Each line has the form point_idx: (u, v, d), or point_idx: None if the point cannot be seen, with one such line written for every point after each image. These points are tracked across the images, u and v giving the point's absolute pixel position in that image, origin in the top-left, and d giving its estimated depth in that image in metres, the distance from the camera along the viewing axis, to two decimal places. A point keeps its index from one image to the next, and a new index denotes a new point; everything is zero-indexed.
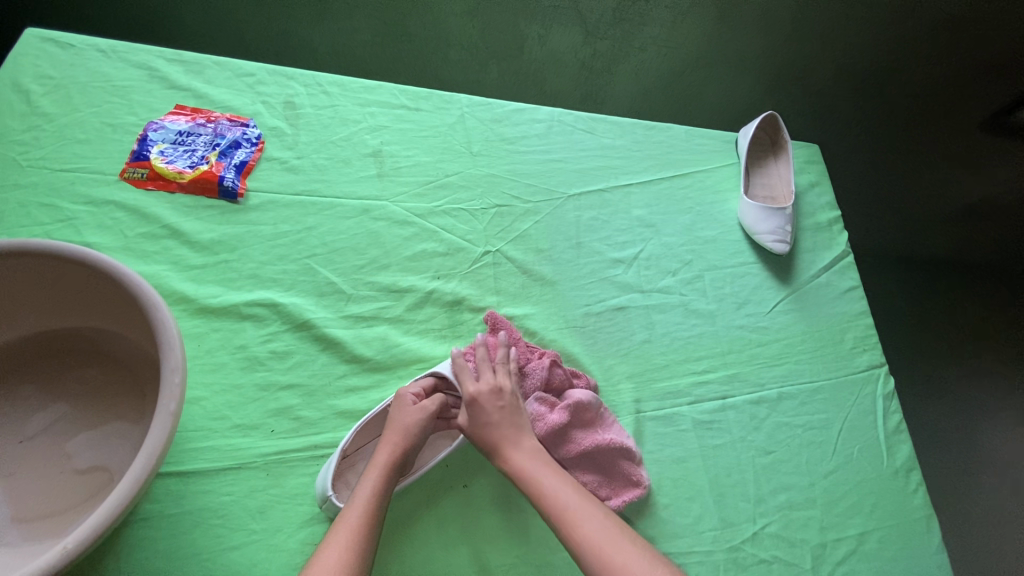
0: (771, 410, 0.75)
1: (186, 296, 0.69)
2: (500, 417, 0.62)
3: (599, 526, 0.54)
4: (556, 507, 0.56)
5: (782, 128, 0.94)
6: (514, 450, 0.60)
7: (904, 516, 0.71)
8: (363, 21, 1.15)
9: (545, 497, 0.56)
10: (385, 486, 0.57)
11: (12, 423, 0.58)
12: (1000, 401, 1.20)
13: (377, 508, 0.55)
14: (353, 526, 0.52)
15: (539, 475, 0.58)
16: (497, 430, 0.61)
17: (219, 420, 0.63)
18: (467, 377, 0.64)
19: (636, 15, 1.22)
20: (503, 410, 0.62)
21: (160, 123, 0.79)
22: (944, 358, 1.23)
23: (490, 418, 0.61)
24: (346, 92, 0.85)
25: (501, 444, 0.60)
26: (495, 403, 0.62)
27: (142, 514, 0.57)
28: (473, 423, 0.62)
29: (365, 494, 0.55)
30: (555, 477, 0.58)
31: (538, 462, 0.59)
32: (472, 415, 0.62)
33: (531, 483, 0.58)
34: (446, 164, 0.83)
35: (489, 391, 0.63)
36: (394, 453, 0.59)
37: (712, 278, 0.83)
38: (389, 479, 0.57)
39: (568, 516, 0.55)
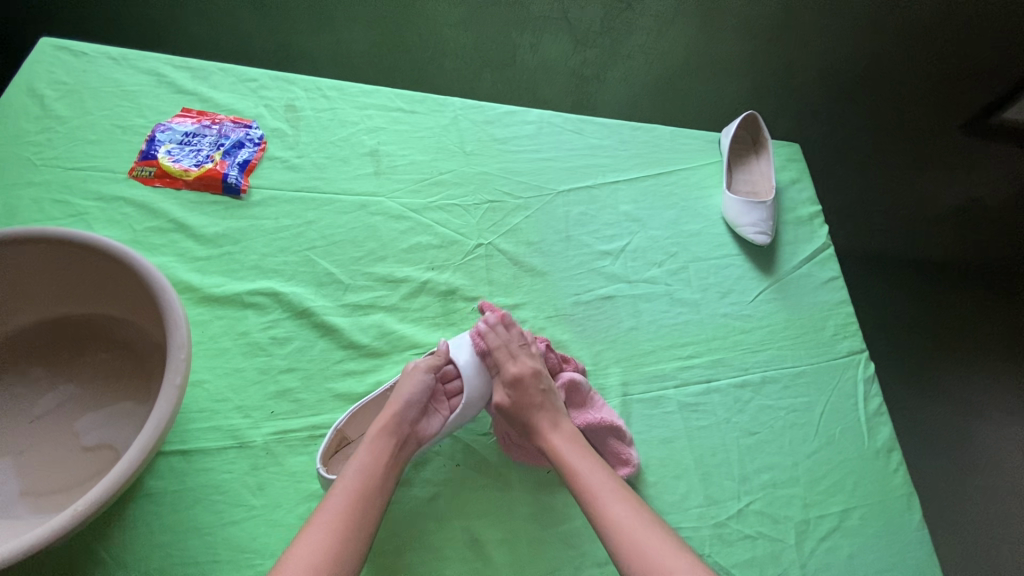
0: (755, 393, 0.77)
1: (191, 285, 0.72)
2: (537, 400, 0.64)
3: (630, 509, 0.55)
4: (590, 491, 0.57)
5: (761, 127, 0.98)
6: (551, 433, 0.63)
7: (886, 495, 0.73)
8: (361, 32, 1.20)
9: (581, 481, 0.58)
10: (377, 456, 0.58)
11: (25, 404, 0.61)
12: (986, 395, 1.22)
13: (372, 479, 0.56)
14: (349, 496, 0.54)
15: (574, 459, 0.60)
16: (534, 412, 0.64)
17: (221, 401, 0.65)
18: (506, 358, 0.66)
19: (623, 25, 1.24)
20: (541, 393, 0.65)
21: (167, 124, 0.83)
22: (933, 360, 1.25)
23: (530, 400, 0.64)
24: (344, 96, 0.90)
25: (541, 425, 0.63)
26: (535, 384, 0.65)
27: (147, 490, 0.60)
28: (515, 402, 0.64)
29: (358, 465, 0.57)
30: (591, 462, 0.60)
31: (575, 447, 0.62)
32: (514, 395, 0.64)
33: (568, 466, 0.60)
34: (440, 162, 0.87)
35: (529, 373, 0.65)
36: (384, 421, 0.60)
37: (697, 269, 0.86)
38: (385, 445, 0.59)
39: (602, 501, 0.56)
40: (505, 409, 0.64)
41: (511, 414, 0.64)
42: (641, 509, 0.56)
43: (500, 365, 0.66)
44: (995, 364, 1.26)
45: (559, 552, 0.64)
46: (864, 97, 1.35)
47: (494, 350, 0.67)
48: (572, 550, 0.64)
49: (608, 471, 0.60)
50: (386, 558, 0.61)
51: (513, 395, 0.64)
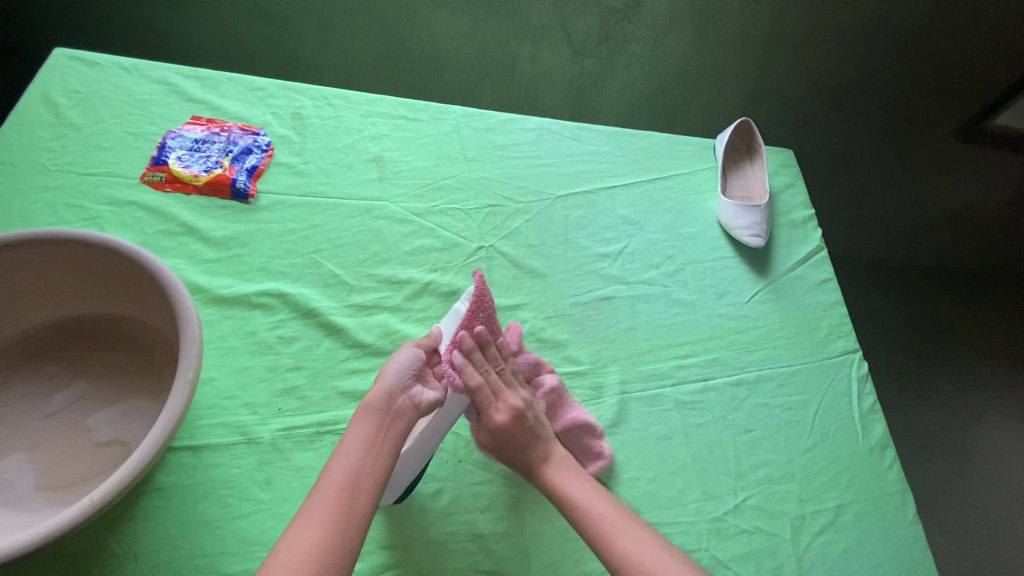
0: (750, 391, 0.79)
1: (200, 286, 0.74)
2: (526, 439, 0.63)
3: (637, 539, 0.56)
4: (591, 523, 0.58)
5: (755, 133, 1.00)
6: (545, 467, 0.63)
7: (880, 491, 0.75)
8: (365, 43, 1.23)
9: (583, 512, 0.59)
10: (365, 438, 0.55)
11: (40, 401, 0.63)
12: (979, 397, 1.24)
13: (361, 462, 0.53)
14: (338, 483, 0.51)
15: (572, 490, 0.61)
16: (525, 454, 0.63)
17: (229, 399, 0.67)
18: (489, 401, 0.62)
19: (620, 35, 1.26)
20: (529, 432, 0.63)
21: (177, 132, 0.85)
22: (927, 363, 1.27)
23: (519, 443, 0.63)
24: (349, 105, 0.93)
25: (532, 461, 0.63)
26: (521, 426, 0.63)
27: (158, 485, 0.61)
28: (504, 442, 0.63)
29: (346, 450, 0.54)
30: (590, 492, 0.61)
31: (571, 478, 0.62)
32: (502, 437, 0.63)
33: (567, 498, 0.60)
34: (442, 168, 0.90)
35: (512, 418, 0.62)
36: (369, 400, 0.57)
37: (693, 271, 0.88)
38: (372, 426, 0.55)
39: (608, 532, 0.57)
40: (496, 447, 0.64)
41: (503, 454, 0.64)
42: (644, 536, 0.57)
43: (482, 411, 0.62)
44: (987, 367, 1.28)
45: (559, 545, 0.65)
46: (855, 104, 1.35)
47: (472, 393, 0.61)
48: (572, 543, 0.66)
49: (608, 498, 0.60)
50: (391, 552, 0.62)
51: (502, 438, 0.63)
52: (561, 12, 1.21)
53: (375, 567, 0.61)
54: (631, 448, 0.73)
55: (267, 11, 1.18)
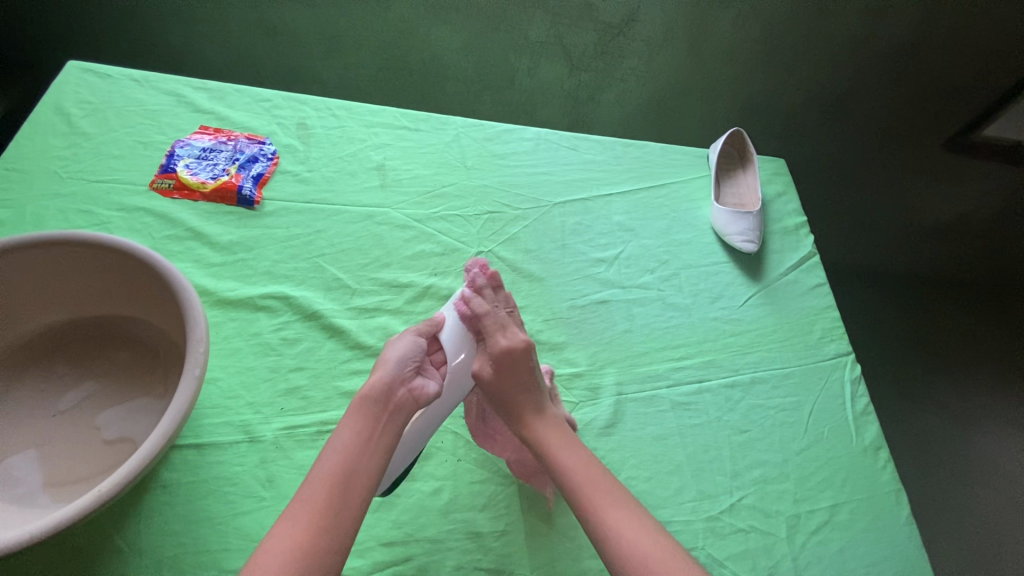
0: (745, 393, 0.80)
1: (206, 289, 0.76)
2: (523, 380, 0.63)
3: (623, 510, 0.56)
4: (580, 486, 0.58)
5: (747, 143, 1.03)
6: (538, 421, 0.63)
7: (873, 491, 0.75)
8: (367, 58, 1.26)
9: (572, 480, 0.58)
10: (360, 432, 0.55)
11: (51, 399, 0.65)
12: (974, 404, 1.25)
13: (354, 458, 0.53)
14: (330, 479, 0.51)
15: (562, 450, 0.61)
16: (517, 400, 0.63)
17: (233, 398, 0.68)
18: (496, 330, 0.64)
19: (615, 50, 1.28)
20: (526, 373, 0.63)
21: (185, 141, 0.88)
22: (925, 371, 1.28)
23: (514, 382, 0.63)
24: (353, 116, 0.96)
25: (525, 412, 0.63)
26: (523, 362, 0.63)
27: (162, 481, 0.62)
28: (500, 380, 0.63)
29: (339, 445, 0.54)
30: (580, 458, 0.60)
31: (563, 440, 0.62)
32: (499, 371, 0.63)
33: (556, 462, 0.60)
34: (443, 176, 0.92)
35: (518, 347, 0.63)
36: (365, 393, 0.57)
37: (688, 276, 0.90)
38: (369, 418, 0.55)
39: (595, 499, 0.57)
40: (488, 388, 0.64)
41: (495, 400, 0.64)
42: (632, 510, 0.56)
43: (488, 333, 0.64)
44: (982, 373, 1.29)
45: (558, 543, 0.66)
46: (852, 111, 1.39)
47: (481, 318, 0.65)
48: (570, 541, 0.66)
49: (600, 472, 0.59)
50: (391, 549, 0.63)
51: (498, 374, 0.63)
52: (558, 27, 1.24)
53: (376, 563, 0.62)
54: (628, 448, 0.74)
55: (273, 27, 1.22)
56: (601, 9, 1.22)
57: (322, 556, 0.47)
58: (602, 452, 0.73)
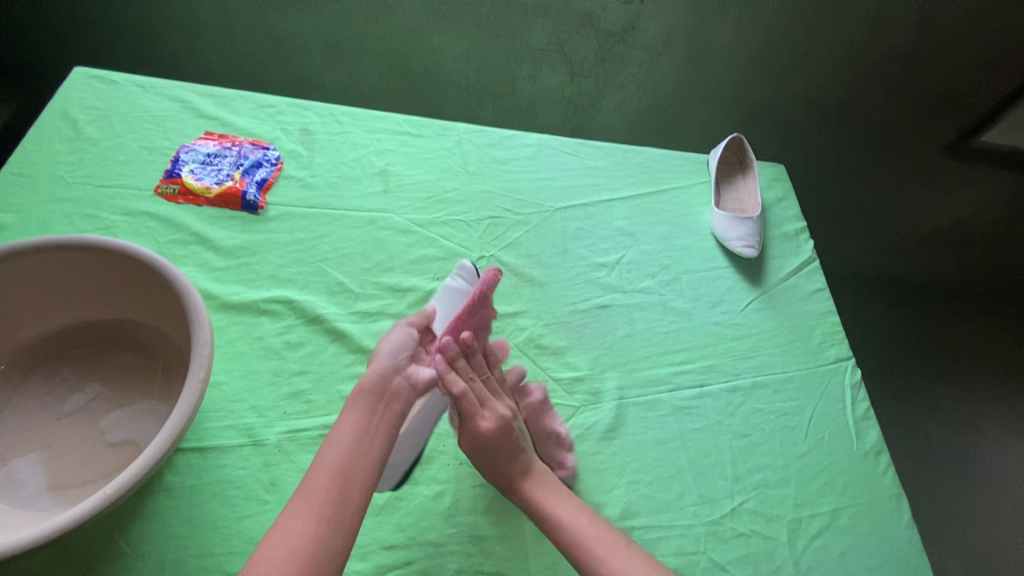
0: (746, 397, 0.81)
1: (210, 293, 0.76)
2: (509, 452, 0.62)
3: (623, 561, 0.56)
4: (575, 540, 0.58)
5: (747, 149, 1.05)
6: (526, 482, 0.62)
7: (874, 495, 0.76)
8: (370, 64, 1.28)
9: (569, 536, 0.58)
10: (358, 422, 0.56)
11: (55, 402, 0.65)
12: (974, 410, 1.26)
13: (353, 448, 0.54)
14: (331, 470, 0.52)
15: (555, 507, 0.61)
16: (507, 470, 0.62)
17: (237, 402, 0.69)
18: (473, 414, 0.62)
19: (616, 57, 1.30)
20: (511, 446, 0.62)
21: (190, 146, 0.89)
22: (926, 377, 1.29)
23: (500, 456, 0.62)
24: (356, 122, 0.97)
25: (513, 478, 0.62)
26: (506, 439, 0.62)
27: (166, 484, 0.63)
28: (484, 458, 0.63)
29: (338, 436, 0.55)
30: (573, 511, 0.60)
31: (551, 494, 0.62)
32: (482, 452, 0.62)
33: (552, 519, 0.60)
34: (445, 182, 0.93)
35: (499, 427, 0.62)
36: (361, 383, 0.58)
37: (688, 280, 0.91)
38: (366, 408, 0.56)
39: (593, 553, 0.57)
40: (478, 460, 0.63)
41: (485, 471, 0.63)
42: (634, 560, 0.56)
43: (466, 416, 0.62)
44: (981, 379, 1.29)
45: (559, 546, 0.66)
46: (849, 119, 1.40)
47: (457, 400, 0.62)
48: None
49: (595, 522, 0.59)
50: (393, 553, 0.63)
51: (484, 451, 0.62)
52: (559, 34, 1.26)
53: (378, 567, 0.62)
54: (629, 452, 0.74)
55: (277, 34, 1.23)
56: (601, 17, 1.25)
57: (326, 545, 0.48)
58: (603, 456, 0.73)
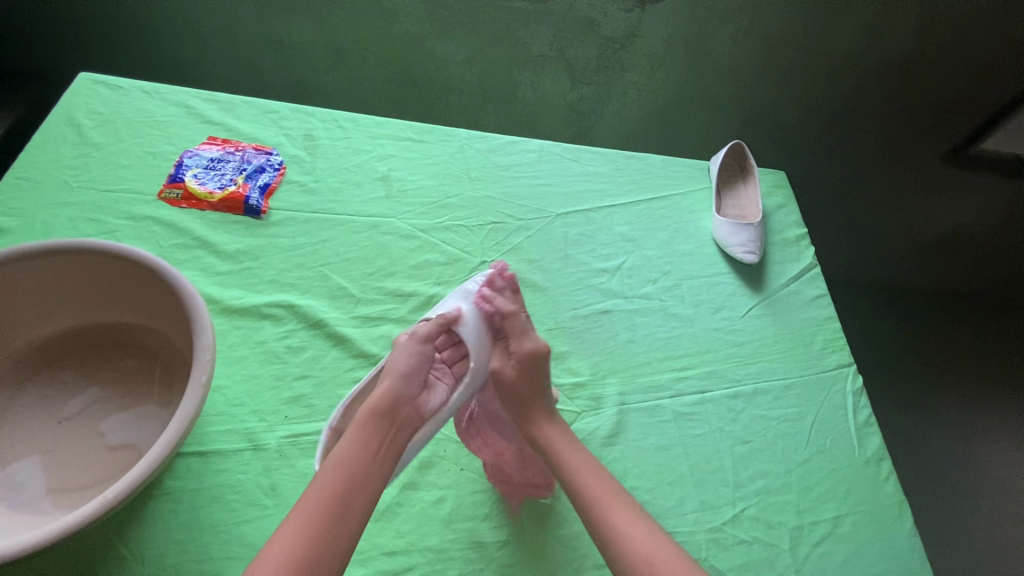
0: (747, 403, 0.80)
1: (212, 297, 0.76)
2: (538, 386, 0.64)
3: (636, 519, 0.57)
4: (590, 495, 0.59)
5: (748, 155, 1.05)
6: (549, 427, 0.64)
7: (876, 503, 0.75)
8: (373, 70, 1.28)
9: (578, 487, 0.60)
10: (360, 448, 0.55)
11: (56, 406, 0.65)
12: (977, 416, 1.25)
13: (350, 474, 0.53)
14: (324, 493, 0.52)
15: (572, 459, 0.62)
16: (533, 403, 0.64)
17: (238, 406, 0.69)
18: (520, 333, 0.65)
19: (617, 63, 1.29)
20: (542, 379, 0.64)
21: (194, 151, 0.89)
22: (928, 386, 1.29)
23: (526, 387, 0.64)
24: (358, 127, 0.97)
25: (539, 416, 0.64)
26: (544, 364, 0.65)
27: (166, 489, 0.63)
28: (522, 382, 0.64)
29: (335, 457, 0.54)
30: (589, 466, 0.61)
31: (569, 443, 0.63)
32: (523, 374, 0.64)
33: (566, 470, 0.61)
34: (447, 187, 0.93)
35: (541, 349, 0.65)
36: (374, 405, 0.57)
37: (689, 286, 0.91)
38: (372, 433, 0.56)
39: (607, 509, 0.58)
40: (503, 388, 0.64)
41: (506, 402, 0.64)
42: (640, 521, 0.57)
43: (512, 335, 0.65)
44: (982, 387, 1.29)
45: (559, 555, 0.66)
46: (849, 125, 1.40)
47: (506, 317, 0.65)
48: (572, 552, 0.66)
49: (608, 479, 0.61)
50: (392, 558, 0.63)
51: (517, 376, 0.64)
52: (561, 41, 1.25)
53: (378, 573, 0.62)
54: (630, 458, 0.74)
55: (280, 40, 1.24)
56: (603, 24, 1.24)
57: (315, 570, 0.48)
58: (605, 461, 0.73)
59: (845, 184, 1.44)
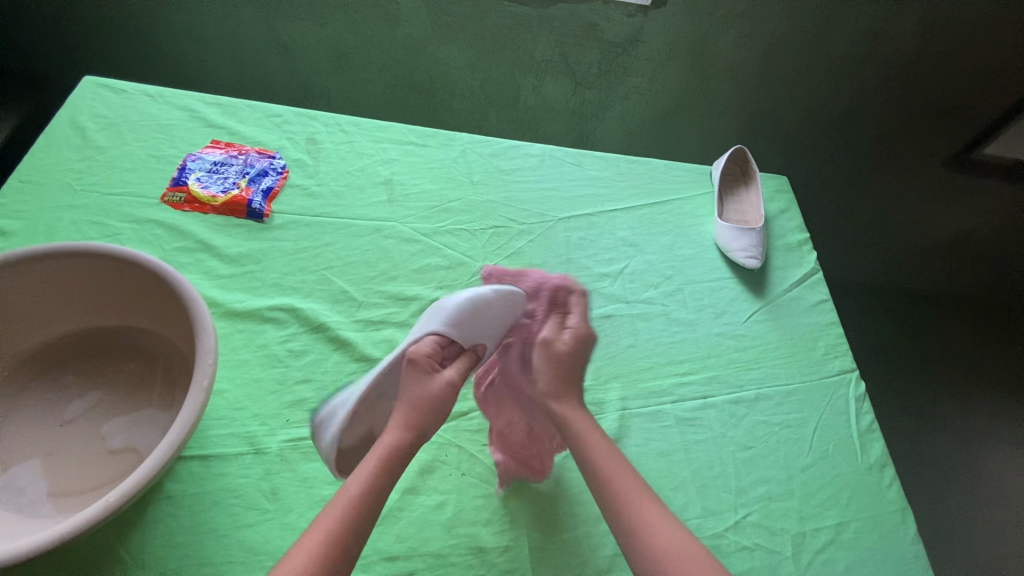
0: (749, 409, 0.80)
1: (214, 301, 0.76)
2: (575, 368, 0.67)
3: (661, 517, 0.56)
4: (614, 492, 0.58)
5: (749, 160, 1.06)
6: (579, 413, 0.64)
7: (879, 510, 0.75)
8: (376, 74, 1.29)
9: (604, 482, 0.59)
10: (379, 489, 0.55)
11: (57, 409, 0.65)
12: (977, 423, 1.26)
13: (360, 512, 0.53)
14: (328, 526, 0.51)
15: (598, 454, 0.61)
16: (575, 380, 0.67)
17: (240, 410, 0.69)
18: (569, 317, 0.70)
19: (620, 68, 1.30)
20: (580, 360, 0.68)
21: (197, 155, 0.89)
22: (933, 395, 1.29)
23: (565, 366, 0.66)
24: (361, 131, 0.98)
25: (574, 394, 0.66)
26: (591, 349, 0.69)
27: (167, 493, 0.62)
28: (572, 356, 0.67)
29: (351, 491, 0.54)
30: (614, 461, 0.60)
31: (595, 436, 0.62)
32: (576, 347, 0.68)
33: (590, 463, 0.61)
34: (449, 191, 0.93)
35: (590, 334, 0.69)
36: (398, 441, 0.57)
37: (691, 291, 0.91)
38: (392, 472, 0.56)
39: (630, 506, 0.57)
40: (555, 359, 0.67)
41: (551, 373, 0.66)
42: (668, 520, 0.56)
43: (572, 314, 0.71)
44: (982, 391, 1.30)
45: (561, 561, 0.66)
46: (853, 127, 1.39)
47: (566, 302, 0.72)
48: (573, 558, 0.66)
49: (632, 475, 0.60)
50: (393, 564, 0.62)
51: (558, 354, 0.67)
52: (563, 46, 1.26)
53: None
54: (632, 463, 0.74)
55: (284, 44, 1.25)
56: (605, 28, 1.24)
57: None
58: None
59: (843, 189, 1.44)
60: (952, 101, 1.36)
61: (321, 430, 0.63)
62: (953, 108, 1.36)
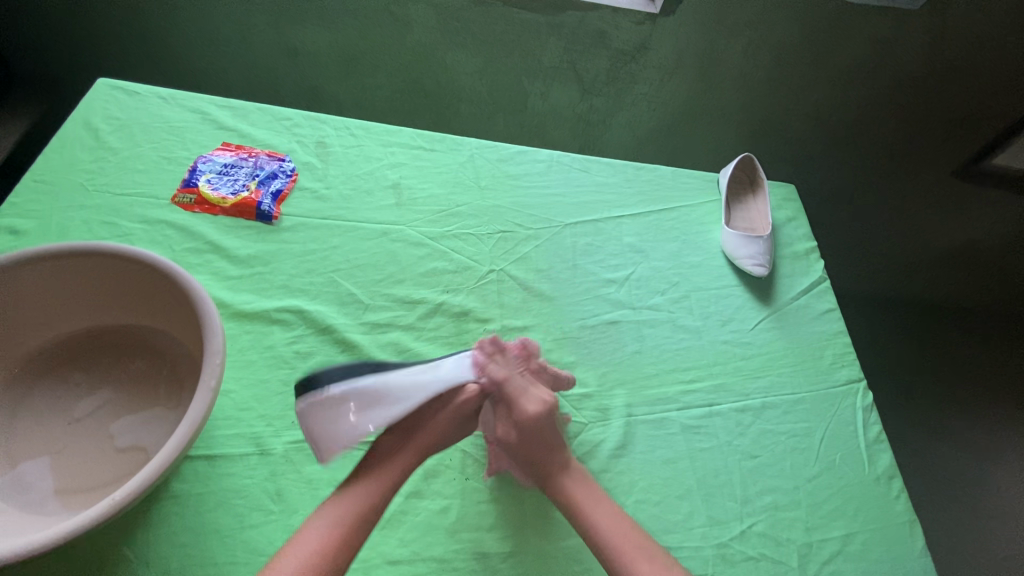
0: (755, 418, 0.80)
1: (223, 301, 0.77)
2: (545, 450, 0.66)
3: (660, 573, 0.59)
4: (614, 545, 0.61)
5: (757, 168, 1.05)
6: (570, 480, 0.65)
7: (888, 521, 0.74)
8: (384, 79, 1.30)
9: (602, 536, 0.62)
10: (362, 526, 0.57)
11: (67, 406, 0.66)
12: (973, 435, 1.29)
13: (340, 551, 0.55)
14: (321, 542, 0.54)
15: (595, 513, 0.63)
16: (557, 453, 0.66)
17: (246, 410, 0.69)
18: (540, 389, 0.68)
19: (627, 76, 1.29)
20: (547, 427, 0.66)
21: (208, 157, 0.90)
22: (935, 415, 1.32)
23: (539, 441, 0.65)
24: (370, 135, 0.98)
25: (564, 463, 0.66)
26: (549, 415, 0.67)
27: (172, 492, 0.63)
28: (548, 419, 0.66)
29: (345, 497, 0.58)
30: (612, 517, 0.63)
31: (594, 499, 0.64)
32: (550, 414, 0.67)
33: (591, 519, 0.63)
34: (456, 196, 0.94)
35: (546, 408, 0.66)
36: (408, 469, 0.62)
37: (698, 298, 0.90)
38: (394, 488, 0.61)
39: (628, 557, 0.60)
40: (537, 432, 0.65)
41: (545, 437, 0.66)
42: (664, 571, 0.59)
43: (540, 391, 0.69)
44: (981, 402, 1.35)
45: (566, 567, 0.65)
46: (858, 138, 1.39)
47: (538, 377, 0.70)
48: (578, 565, 0.66)
49: (630, 528, 0.63)
50: (397, 568, 0.62)
51: (524, 437, 0.65)
52: (571, 53, 1.25)
53: None
54: (637, 471, 0.73)
55: (294, 49, 1.26)
56: (613, 36, 1.22)
57: None
58: (613, 473, 0.73)
59: (855, 196, 1.47)
60: (955, 112, 1.31)
61: (332, 417, 0.59)
62: (956, 119, 1.32)
